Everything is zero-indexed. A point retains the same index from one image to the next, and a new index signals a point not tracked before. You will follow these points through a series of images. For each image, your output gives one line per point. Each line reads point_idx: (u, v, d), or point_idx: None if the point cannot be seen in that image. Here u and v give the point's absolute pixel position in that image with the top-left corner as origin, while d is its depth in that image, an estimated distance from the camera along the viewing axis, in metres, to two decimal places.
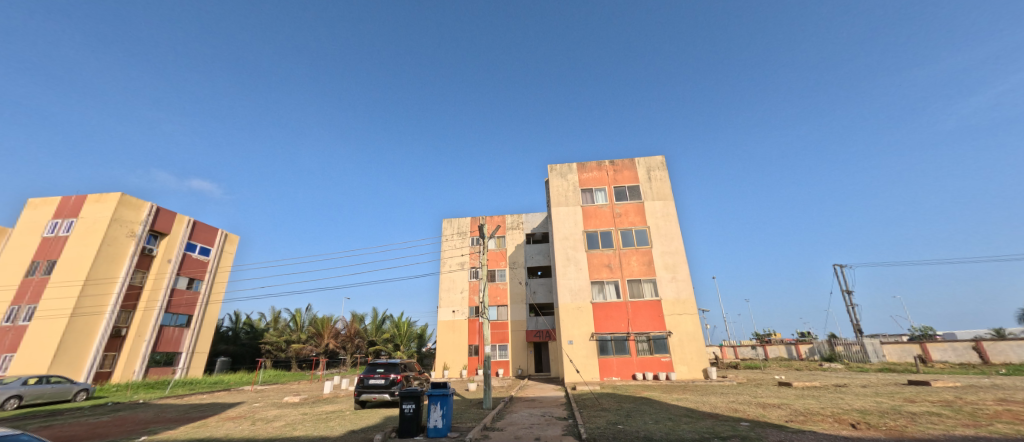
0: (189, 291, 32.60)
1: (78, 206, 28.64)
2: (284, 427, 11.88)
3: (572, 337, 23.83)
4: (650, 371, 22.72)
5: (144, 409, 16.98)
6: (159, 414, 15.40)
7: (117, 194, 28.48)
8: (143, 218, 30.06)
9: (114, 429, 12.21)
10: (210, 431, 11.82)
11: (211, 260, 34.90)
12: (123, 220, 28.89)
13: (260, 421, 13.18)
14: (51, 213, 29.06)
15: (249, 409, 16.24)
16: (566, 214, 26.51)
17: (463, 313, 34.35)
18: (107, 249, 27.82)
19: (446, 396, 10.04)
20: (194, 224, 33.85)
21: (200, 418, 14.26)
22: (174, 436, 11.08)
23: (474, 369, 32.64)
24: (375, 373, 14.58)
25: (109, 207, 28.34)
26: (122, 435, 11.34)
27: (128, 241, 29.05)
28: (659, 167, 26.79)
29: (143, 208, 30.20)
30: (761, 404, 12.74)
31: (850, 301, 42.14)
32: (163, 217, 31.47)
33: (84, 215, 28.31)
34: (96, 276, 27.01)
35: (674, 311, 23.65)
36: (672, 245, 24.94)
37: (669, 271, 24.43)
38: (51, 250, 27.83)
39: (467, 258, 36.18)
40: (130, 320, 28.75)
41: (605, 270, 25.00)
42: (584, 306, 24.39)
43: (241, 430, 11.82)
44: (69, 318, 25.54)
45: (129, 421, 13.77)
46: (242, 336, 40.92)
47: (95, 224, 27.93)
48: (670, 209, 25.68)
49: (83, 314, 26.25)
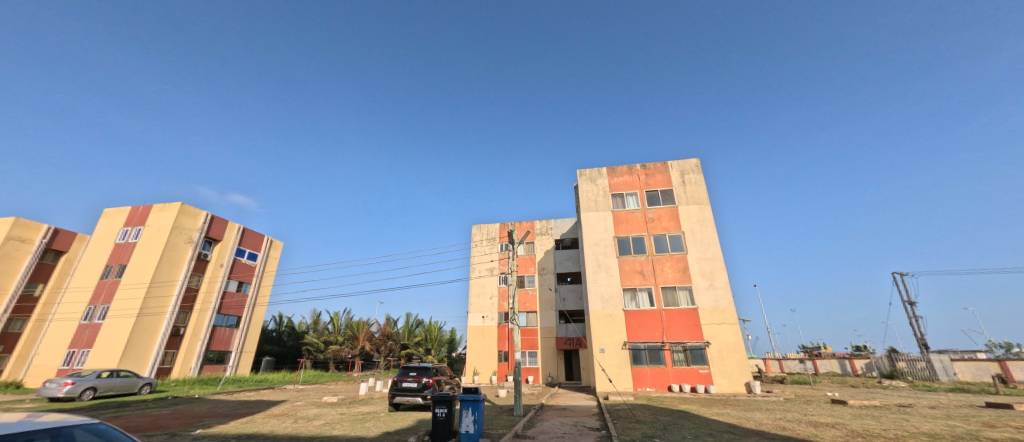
0: (238, 293, 34.07)
1: (146, 214, 30.65)
2: (324, 426, 12.07)
3: (604, 345, 23.24)
4: (687, 382, 21.73)
5: (198, 404, 17.68)
6: (213, 409, 15.98)
7: (177, 203, 30.32)
8: (200, 225, 31.74)
9: (174, 421, 12.74)
10: (257, 426, 12.12)
11: (258, 265, 36.42)
12: (183, 227, 30.61)
13: (301, 419, 13.41)
14: (122, 222, 31.21)
15: (292, 407, 16.63)
16: (597, 220, 26.02)
17: (493, 319, 34.25)
18: (168, 254, 29.54)
19: (477, 401, 9.82)
20: (243, 231, 35.48)
21: (248, 414, 14.67)
22: (225, 430, 11.43)
23: (504, 375, 32.35)
24: (408, 376, 14.58)
25: (171, 216, 30.17)
26: (180, 427, 11.83)
27: (187, 247, 30.72)
28: (694, 171, 25.78)
29: (199, 216, 31.91)
30: (812, 423, 11.82)
31: (913, 314, 39.17)
32: (217, 225, 33.11)
33: (150, 223, 30.24)
34: (159, 279, 28.69)
35: (711, 321, 22.53)
36: (709, 251, 23.88)
37: (706, 278, 23.37)
38: (122, 255, 29.82)
39: (496, 263, 36.05)
40: (188, 320, 30.39)
41: (637, 277, 24.24)
42: (616, 314, 23.74)
43: (285, 426, 12.04)
44: (137, 318, 27.27)
45: (187, 414, 14.35)
46: (285, 337, 42.74)
47: (159, 231, 29.75)
48: (706, 213, 24.63)
49: (148, 315, 27.87)
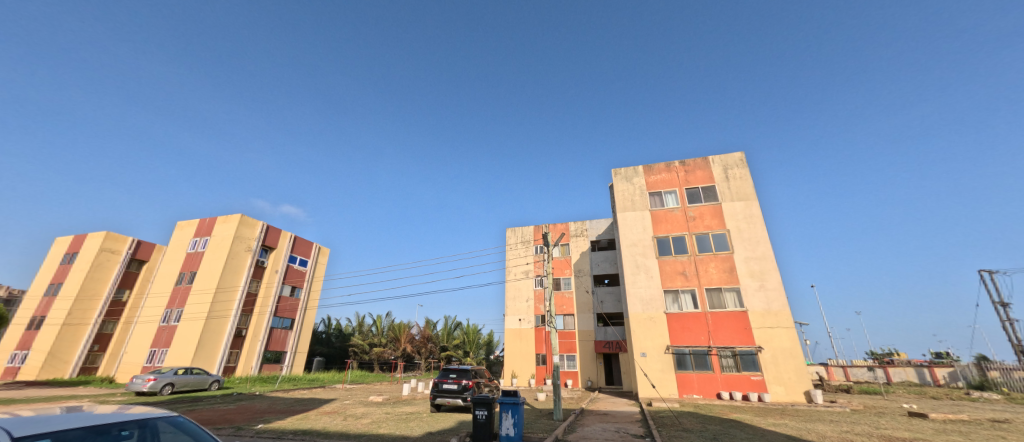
0: (292, 298, 35.57)
1: (211, 226, 32.68)
2: (372, 424, 12.19)
3: (645, 349, 22.34)
4: (738, 390, 20.45)
5: (259, 400, 18.49)
6: (271, 405, 16.65)
7: (238, 215, 32.09)
8: (257, 234, 33.45)
9: (239, 415, 13.45)
10: (311, 423, 12.45)
11: (308, 270, 37.94)
12: (243, 237, 32.36)
13: (350, 417, 13.64)
14: (192, 233, 33.43)
15: (341, 406, 17.01)
16: (634, 220, 25.14)
17: (530, 322, 33.87)
18: (231, 261, 31.30)
19: (517, 405, 9.53)
20: (295, 239, 37.08)
21: (302, 411, 15.14)
22: (283, 425, 11.83)
23: (543, 378, 31.84)
24: (448, 377, 14.51)
25: (232, 226, 31.98)
26: (244, 422, 12.42)
27: (246, 255, 32.42)
28: (738, 165, 24.40)
29: (257, 225, 33.63)
30: (885, 437, 10.68)
31: (1006, 316, 34.56)
32: (271, 234, 34.79)
33: (215, 234, 32.19)
34: (224, 285, 30.41)
35: (763, 324, 21.12)
36: (758, 250, 22.45)
37: (756, 279, 21.97)
38: (192, 263, 31.92)
39: (532, 266, 35.67)
40: (247, 322, 32.01)
41: (679, 278, 23.14)
42: (658, 316, 22.76)
43: (336, 424, 12.29)
44: (205, 321, 28.97)
45: (250, 410, 15.01)
46: (334, 339, 44.46)
47: (222, 241, 31.62)
48: (753, 210, 23.19)
49: (214, 318, 29.57)
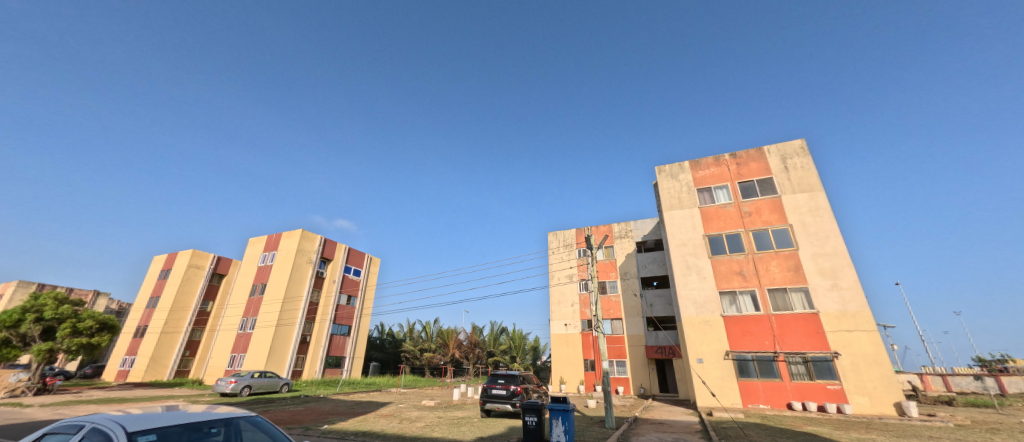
0: (348, 306, 36.83)
1: (277, 241, 34.71)
2: (425, 427, 12.07)
3: (702, 355, 20.88)
4: (812, 400, 18.55)
5: (322, 402, 19.06)
6: (334, 407, 17.13)
7: (299, 230, 33.84)
8: (316, 247, 35.09)
9: (308, 416, 14.16)
10: (370, 425, 12.57)
11: (362, 279, 39.17)
12: (305, 250, 34.10)
13: (405, 420, 13.62)
14: (261, 248, 35.61)
15: (396, 409, 17.13)
16: (682, 218, 23.75)
17: (576, 326, 32.93)
18: (296, 273, 33.01)
19: (567, 412, 9.04)
20: (349, 250, 38.50)
21: (361, 413, 15.38)
22: (345, 427, 12.07)
23: (592, 385, 30.69)
24: (497, 383, 14.10)
25: (295, 241, 33.80)
26: (311, 422, 12.97)
27: (307, 266, 34.04)
28: (799, 153, 22.44)
29: (316, 239, 35.28)
30: None
31: None
32: (329, 247, 36.34)
33: (281, 249, 34.14)
34: (290, 295, 32.08)
35: (838, 328, 19.10)
36: (828, 246, 20.41)
37: (827, 277, 19.95)
38: (262, 276, 33.99)
39: (575, 270, 34.77)
40: (312, 329, 33.35)
41: (736, 279, 21.47)
42: (714, 320, 21.22)
43: (393, 426, 12.33)
44: (275, 328, 30.64)
45: (315, 411, 15.49)
46: (387, 344, 45.68)
47: (287, 255, 33.48)
48: (819, 202, 21.17)
49: (283, 325, 31.22)
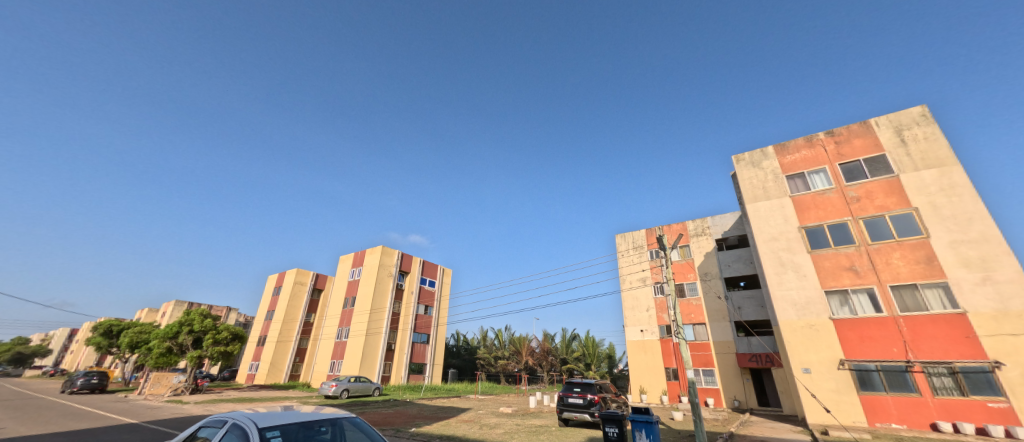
0: (426, 315, 37.83)
1: (361, 257, 36.87)
2: (505, 434, 11.46)
3: (809, 364, 18.02)
4: (965, 420, 15.09)
5: (409, 406, 19.40)
6: (420, 411, 17.25)
7: (380, 246, 35.62)
8: (395, 261, 36.62)
9: (399, 418, 14.37)
10: (453, 429, 12.26)
11: (437, 290, 40.10)
12: (385, 264, 35.76)
13: (485, 426, 13.15)
14: (349, 263, 37.94)
15: (476, 415, 16.74)
16: (770, 210, 21.01)
17: (653, 332, 30.68)
18: (379, 285, 34.67)
19: (651, 424, 8.38)
20: (423, 262, 39.70)
21: (443, 418, 15.18)
22: (431, 430, 11.91)
23: (676, 395, 28.12)
24: (573, 391, 13.06)
25: (376, 256, 35.61)
26: (401, 424, 13.05)
27: (389, 279, 35.59)
28: (919, 122, 18.87)
29: (394, 253, 36.86)
30: None
31: None
32: (405, 260, 37.75)
33: (366, 264, 36.08)
34: (376, 306, 33.66)
35: (995, 330, 15.45)
36: (971, 231, 16.76)
37: (975, 269, 16.30)
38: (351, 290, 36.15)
39: (648, 273, 32.49)
40: (396, 337, 34.68)
41: (846, 276, 18.37)
42: (821, 324, 18.28)
43: (474, 432, 11.92)
44: (366, 336, 32.37)
45: (404, 414, 15.65)
46: (463, 351, 46.26)
47: (371, 269, 35.34)
48: (954, 177, 17.52)
49: (372, 334, 32.85)
